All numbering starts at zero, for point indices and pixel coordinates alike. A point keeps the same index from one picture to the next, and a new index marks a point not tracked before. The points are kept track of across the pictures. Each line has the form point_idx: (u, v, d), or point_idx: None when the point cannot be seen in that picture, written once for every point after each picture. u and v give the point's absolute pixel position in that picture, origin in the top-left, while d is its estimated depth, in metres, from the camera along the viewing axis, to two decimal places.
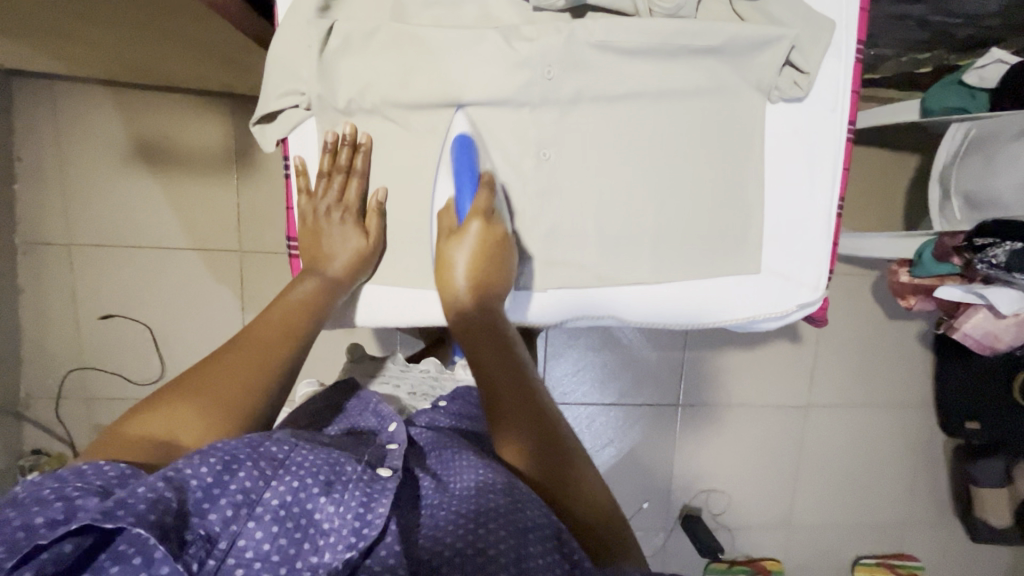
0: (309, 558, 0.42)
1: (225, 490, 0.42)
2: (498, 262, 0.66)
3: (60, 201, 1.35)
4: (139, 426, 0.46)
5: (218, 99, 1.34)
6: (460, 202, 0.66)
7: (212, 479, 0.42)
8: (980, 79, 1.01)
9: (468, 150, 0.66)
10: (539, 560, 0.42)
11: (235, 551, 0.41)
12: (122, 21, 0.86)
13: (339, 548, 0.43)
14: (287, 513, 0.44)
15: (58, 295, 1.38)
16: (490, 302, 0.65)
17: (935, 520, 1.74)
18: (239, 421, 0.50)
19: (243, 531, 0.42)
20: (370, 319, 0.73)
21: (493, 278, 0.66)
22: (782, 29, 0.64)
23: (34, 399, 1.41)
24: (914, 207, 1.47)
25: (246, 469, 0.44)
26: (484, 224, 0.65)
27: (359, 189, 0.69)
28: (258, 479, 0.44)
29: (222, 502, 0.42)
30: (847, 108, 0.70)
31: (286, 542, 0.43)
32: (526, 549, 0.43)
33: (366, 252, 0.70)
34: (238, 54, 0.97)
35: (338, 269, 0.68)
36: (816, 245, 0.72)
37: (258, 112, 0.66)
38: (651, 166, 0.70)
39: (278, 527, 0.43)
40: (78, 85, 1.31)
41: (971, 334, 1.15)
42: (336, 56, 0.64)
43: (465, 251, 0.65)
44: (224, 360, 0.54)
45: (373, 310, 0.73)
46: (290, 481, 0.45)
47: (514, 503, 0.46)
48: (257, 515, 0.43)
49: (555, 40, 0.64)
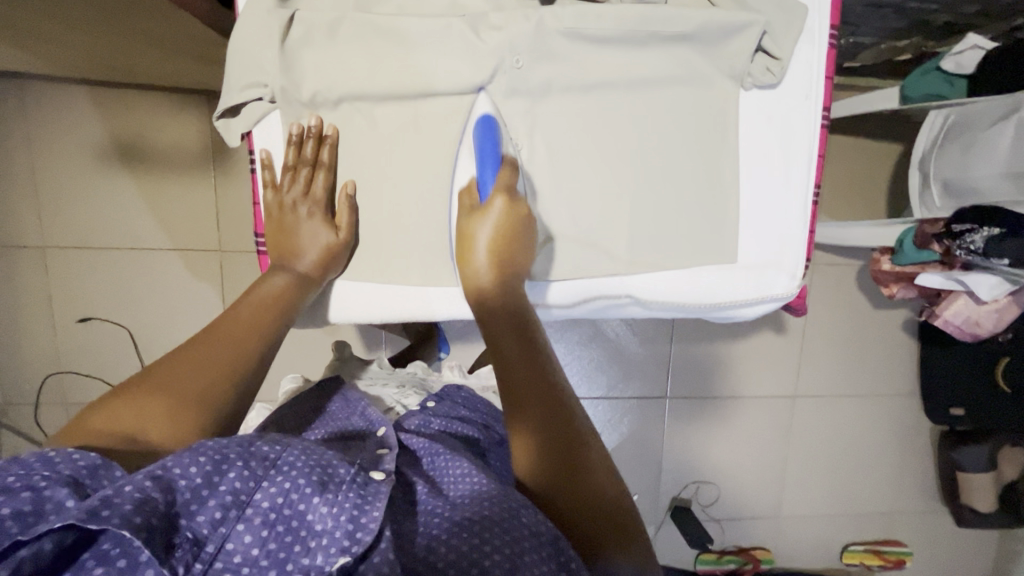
0: (299, 560, 0.41)
1: (214, 491, 0.41)
2: (519, 245, 0.63)
3: (33, 203, 1.32)
4: (102, 420, 0.45)
5: (192, 95, 1.31)
6: (482, 179, 0.63)
7: (202, 479, 0.41)
8: (958, 66, 1.01)
9: (491, 129, 0.63)
10: (534, 567, 0.42)
11: (223, 554, 0.40)
12: (83, 16, 0.84)
13: (331, 551, 0.41)
14: (276, 516, 0.43)
15: (33, 299, 1.36)
16: (511, 285, 0.63)
17: (922, 506, 1.76)
18: (203, 415, 0.49)
19: (231, 534, 0.41)
20: (342, 315, 0.72)
21: (516, 259, 0.63)
22: (752, 15, 0.63)
23: (12, 404, 1.39)
24: (896, 196, 1.48)
25: (236, 469, 0.43)
26: (507, 201, 0.62)
27: (326, 182, 0.67)
28: (249, 479, 0.43)
29: (210, 503, 0.41)
30: (821, 95, 0.69)
31: (275, 545, 0.41)
32: (522, 558, 0.42)
33: (335, 245, 0.67)
34: (206, 48, 0.95)
35: (307, 265, 0.66)
36: (792, 233, 0.72)
37: (220, 106, 0.64)
38: (626, 157, 0.69)
39: (269, 530, 0.42)
40: (47, 83, 1.28)
41: (952, 321, 1.16)
42: (299, 46, 0.62)
43: (488, 227, 0.62)
44: (188, 356, 0.52)
45: (347, 307, 0.72)
46: (281, 482, 0.44)
47: (508, 509, 0.45)
48: (246, 517, 0.41)
49: (524, 28, 0.62)
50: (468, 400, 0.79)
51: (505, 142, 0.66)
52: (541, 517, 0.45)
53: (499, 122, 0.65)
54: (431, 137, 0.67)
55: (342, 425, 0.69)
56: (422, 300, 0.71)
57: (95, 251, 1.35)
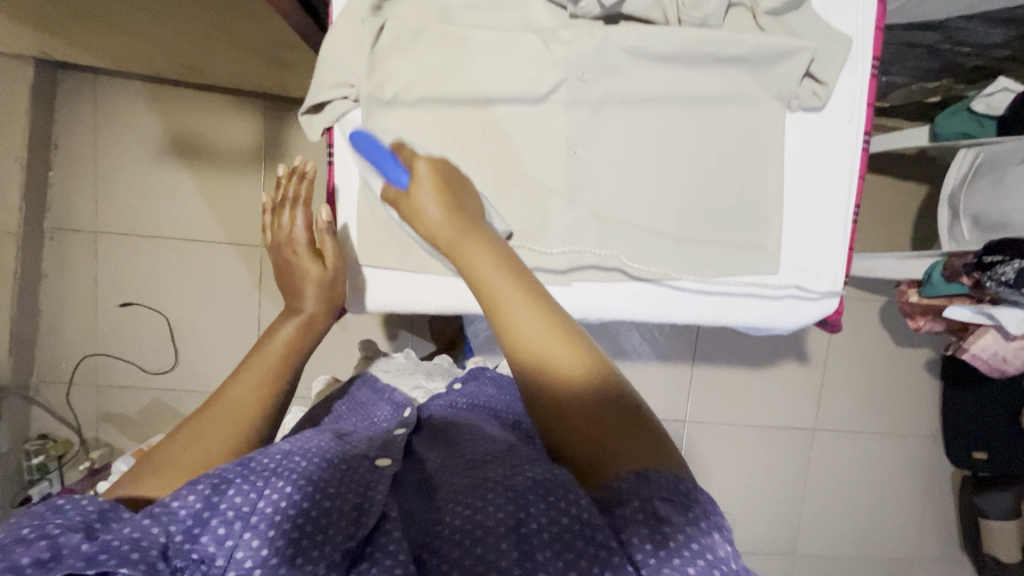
0: (309, 553, 0.42)
1: (215, 511, 0.42)
2: (463, 195, 0.58)
3: (92, 190, 1.39)
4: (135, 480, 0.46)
5: (253, 99, 1.39)
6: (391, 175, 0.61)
7: (201, 505, 0.42)
8: (988, 107, 1.05)
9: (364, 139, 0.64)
10: (538, 520, 0.40)
11: (235, 563, 0.41)
12: (173, 17, 0.91)
13: (339, 540, 0.42)
14: (282, 518, 0.43)
15: (80, 281, 1.41)
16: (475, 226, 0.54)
17: (940, 552, 1.72)
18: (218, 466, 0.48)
19: (240, 543, 0.41)
20: (377, 300, 0.77)
21: (467, 204, 0.57)
22: (802, 41, 0.68)
23: (46, 382, 1.42)
24: (920, 234, 1.50)
25: (236, 486, 0.44)
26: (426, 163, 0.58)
27: (306, 218, 0.73)
28: (250, 492, 0.44)
29: (214, 522, 0.42)
30: (862, 120, 0.73)
31: (285, 543, 0.42)
32: (527, 511, 0.41)
33: (327, 277, 0.70)
34: (279, 53, 1.02)
35: (312, 305, 0.67)
36: (833, 245, 0.75)
37: (307, 102, 0.69)
38: (674, 168, 0.73)
39: (276, 531, 0.43)
40: (120, 81, 1.37)
41: (980, 355, 1.16)
42: (386, 51, 0.68)
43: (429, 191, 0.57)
44: (192, 431, 0.50)
45: (405, 296, 0.77)
46: (281, 490, 0.45)
47: (511, 469, 0.46)
48: (253, 525, 0.42)
49: (590, 44, 0.67)
50: (497, 378, 0.78)
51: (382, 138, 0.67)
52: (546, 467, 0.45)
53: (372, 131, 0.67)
54: (495, 139, 0.71)
55: (370, 412, 0.72)
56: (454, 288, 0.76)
57: (145, 239, 1.41)
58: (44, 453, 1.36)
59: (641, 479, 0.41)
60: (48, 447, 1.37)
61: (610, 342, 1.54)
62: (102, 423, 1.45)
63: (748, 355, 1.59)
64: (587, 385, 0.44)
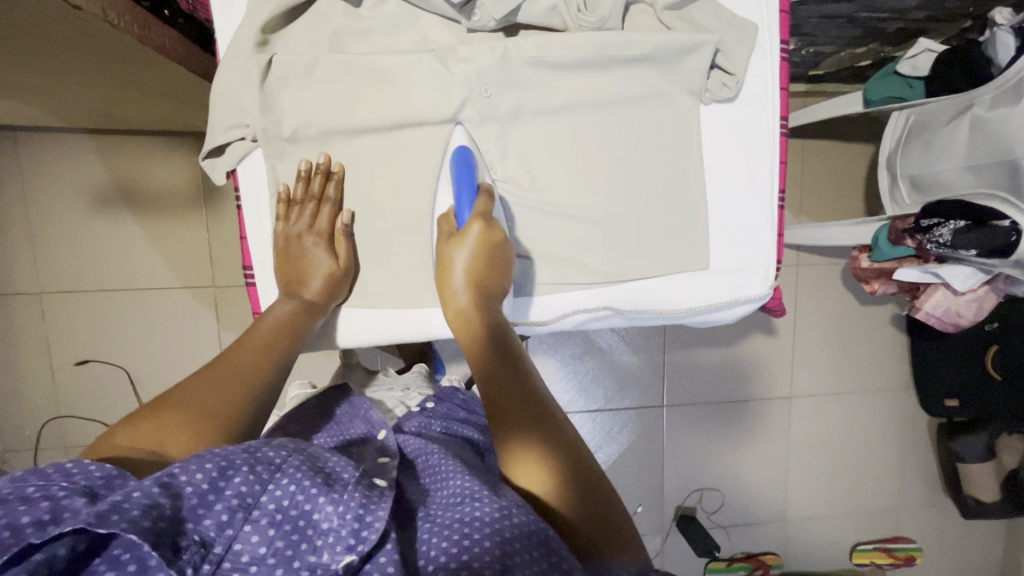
0: (307, 558, 0.41)
1: (220, 496, 0.42)
2: (500, 265, 0.66)
3: (29, 250, 1.34)
4: (127, 437, 0.47)
5: (180, 138, 1.35)
6: (460, 210, 0.67)
7: (207, 485, 0.41)
8: (914, 68, 1.05)
9: (467, 161, 0.67)
10: (520, 558, 0.41)
11: (232, 554, 0.40)
12: (67, 73, 0.87)
13: (337, 549, 0.42)
14: (283, 517, 0.43)
15: (29, 345, 1.37)
16: (489, 302, 0.65)
17: (926, 499, 1.76)
18: (222, 427, 0.52)
19: (239, 535, 0.41)
20: (351, 341, 0.75)
21: (497, 282, 0.66)
22: (704, 35, 0.66)
23: (12, 451, 1.39)
24: (871, 193, 1.52)
25: (242, 474, 0.43)
26: (485, 227, 0.65)
27: (331, 215, 0.69)
28: (255, 483, 0.43)
29: (217, 507, 0.41)
30: (777, 104, 0.73)
31: (283, 543, 0.42)
32: (511, 556, 0.41)
33: (337, 272, 0.70)
34: (191, 93, 0.98)
35: (314, 293, 0.68)
36: (760, 236, 0.75)
37: (206, 147, 0.67)
38: (594, 173, 0.71)
39: (275, 529, 0.42)
40: (39, 134, 1.31)
41: (933, 314, 1.18)
42: (278, 86, 0.65)
43: (468, 252, 0.64)
44: (185, 396, 0.52)
45: (351, 331, 0.74)
46: (286, 485, 0.44)
47: (499, 510, 0.44)
48: (253, 518, 0.41)
49: (490, 59, 0.65)
50: (465, 403, 0.81)
51: (480, 172, 0.69)
52: (532, 517, 0.45)
53: (475, 154, 0.69)
54: (409, 166, 0.70)
55: (345, 429, 0.70)
56: (384, 321, 0.74)
57: (92, 293, 1.37)
58: None
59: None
60: None
61: (581, 338, 1.54)
62: None
63: (717, 333, 1.60)
64: (570, 457, 0.50)
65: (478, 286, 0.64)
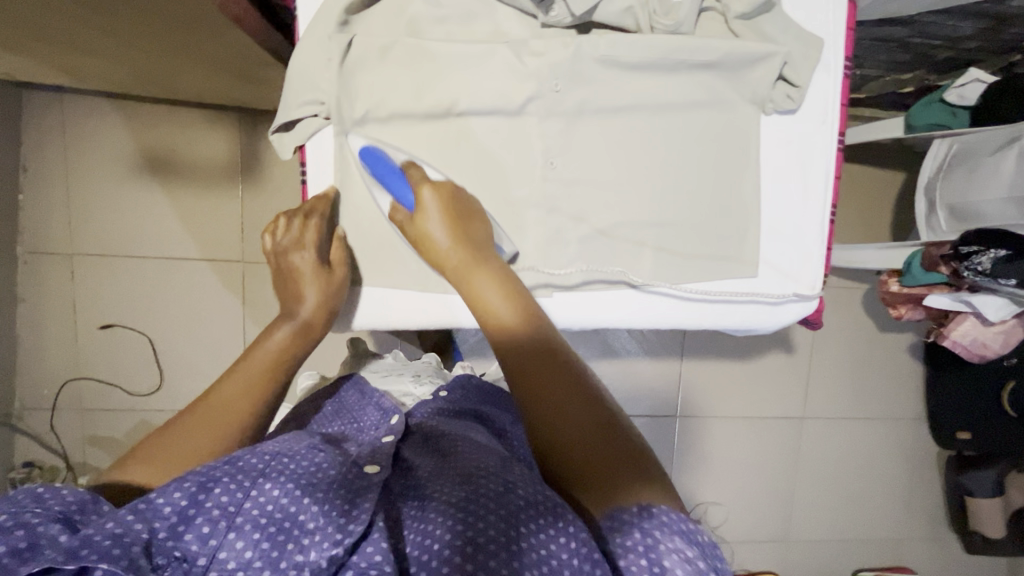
0: (294, 557, 0.41)
1: (201, 509, 0.42)
2: (469, 215, 0.64)
3: (65, 210, 1.36)
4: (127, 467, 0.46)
5: (224, 112, 1.37)
6: (402, 197, 0.65)
7: (187, 501, 0.42)
8: (960, 97, 1.05)
9: (373, 153, 0.66)
10: (532, 541, 0.42)
11: (217, 563, 0.40)
12: (133, 39, 0.88)
13: (325, 545, 0.41)
14: (268, 520, 0.42)
15: (57, 304, 1.38)
16: (483, 253, 0.61)
17: (929, 530, 1.76)
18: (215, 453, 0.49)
19: (223, 543, 0.40)
20: (397, 321, 0.76)
21: (475, 227, 0.63)
22: (774, 46, 0.68)
23: (29, 409, 1.39)
24: (900, 221, 1.52)
25: (223, 485, 0.43)
26: (432, 187, 0.63)
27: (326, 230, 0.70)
28: (236, 491, 0.44)
29: (198, 521, 0.41)
30: (836, 121, 0.74)
31: (269, 544, 0.41)
32: (517, 527, 0.43)
33: (331, 282, 0.69)
34: (247, 68, 0.99)
35: (308, 311, 0.66)
36: (810, 247, 0.76)
37: (278, 121, 0.69)
38: (650, 177, 0.72)
39: (261, 533, 0.42)
40: (85, 98, 1.33)
41: (960, 342, 1.18)
42: (354, 66, 0.67)
43: (433, 219, 0.62)
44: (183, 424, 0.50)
45: (400, 311, 0.75)
46: (269, 490, 0.44)
47: (504, 485, 0.46)
48: (238, 525, 0.42)
49: (563, 55, 0.66)
50: (480, 386, 0.80)
51: (394, 154, 0.68)
52: (536, 488, 0.46)
53: (380, 146, 0.68)
54: (471, 151, 0.70)
55: (358, 416, 0.71)
56: (434, 305, 0.75)
57: (122, 258, 1.39)
58: (31, 479, 1.34)
59: (643, 511, 0.42)
60: (35, 473, 1.35)
61: (599, 342, 1.54)
62: (89, 447, 1.42)
63: (734, 347, 1.60)
64: (567, 382, 0.49)
65: (462, 237, 0.62)
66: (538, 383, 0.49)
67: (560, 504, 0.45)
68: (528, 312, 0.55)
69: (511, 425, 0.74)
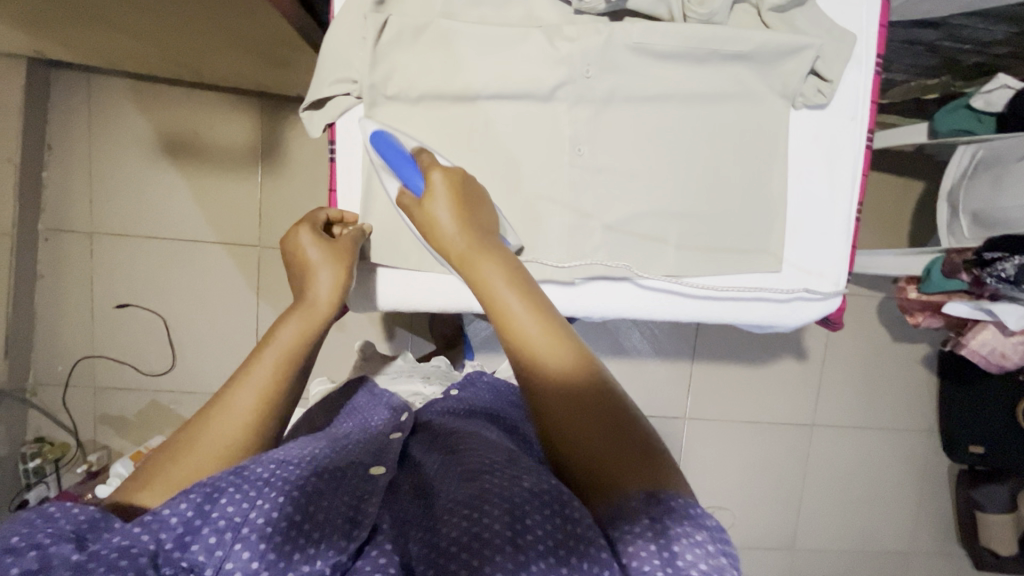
0: (300, 566, 0.40)
1: (207, 520, 0.41)
2: (477, 202, 0.60)
3: (86, 187, 1.37)
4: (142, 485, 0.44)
5: (248, 97, 1.38)
6: (410, 180, 0.62)
7: (193, 512, 0.41)
8: (987, 103, 1.05)
9: (386, 138, 0.64)
10: (535, 531, 0.41)
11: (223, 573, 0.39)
12: (166, 19, 0.89)
13: (330, 554, 0.41)
14: (274, 529, 0.42)
15: (75, 282, 1.39)
16: (490, 241, 0.56)
17: (936, 544, 1.73)
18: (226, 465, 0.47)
19: (230, 554, 0.40)
20: (420, 301, 0.76)
21: (481, 211, 0.59)
22: (807, 39, 0.67)
23: (43, 384, 1.40)
24: (918, 230, 1.51)
25: (229, 495, 0.42)
26: (444, 172, 0.60)
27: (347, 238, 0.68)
28: (242, 502, 0.42)
29: (205, 531, 0.40)
30: (865, 117, 0.73)
31: (275, 554, 0.40)
32: (523, 521, 0.42)
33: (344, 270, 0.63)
34: (276, 52, 1.00)
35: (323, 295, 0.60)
36: (835, 243, 0.75)
37: (309, 98, 0.69)
38: (677, 168, 0.72)
39: (267, 543, 0.41)
40: (113, 79, 1.35)
41: (979, 351, 1.17)
42: (389, 46, 0.68)
43: (444, 203, 0.58)
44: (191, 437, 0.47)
45: (423, 292, 0.76)
46: (274, 499, 0.44)
47: (510, 477, 0.46)
48: (243, 536, 0.41)
49: (596, 41, 0.67)
50: (492, 385, 0.80)
51: (405, 142, 0.67)
52: (547, 480, 0.46)
53: (391, 131, 0.67)
54: (498, 136, 0.71)
55: (369, 414, 0.72)
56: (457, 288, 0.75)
57: (140, 239, 1.40)
58: (41, 455, 1.36)
59: (659, 534, 0.40)
60: (46, 449, 1.36)
61: (611, 341, 1.54)
62: (100, 425, 1.43)
63: (746, 352, 1.59)
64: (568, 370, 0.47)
65: (468, 223, 0.57)
66: (567, 414, 0.45)
67: (567, 492, 0.45)
68: (537, 297, 0.51)
69: (523, 423, 0.73)
